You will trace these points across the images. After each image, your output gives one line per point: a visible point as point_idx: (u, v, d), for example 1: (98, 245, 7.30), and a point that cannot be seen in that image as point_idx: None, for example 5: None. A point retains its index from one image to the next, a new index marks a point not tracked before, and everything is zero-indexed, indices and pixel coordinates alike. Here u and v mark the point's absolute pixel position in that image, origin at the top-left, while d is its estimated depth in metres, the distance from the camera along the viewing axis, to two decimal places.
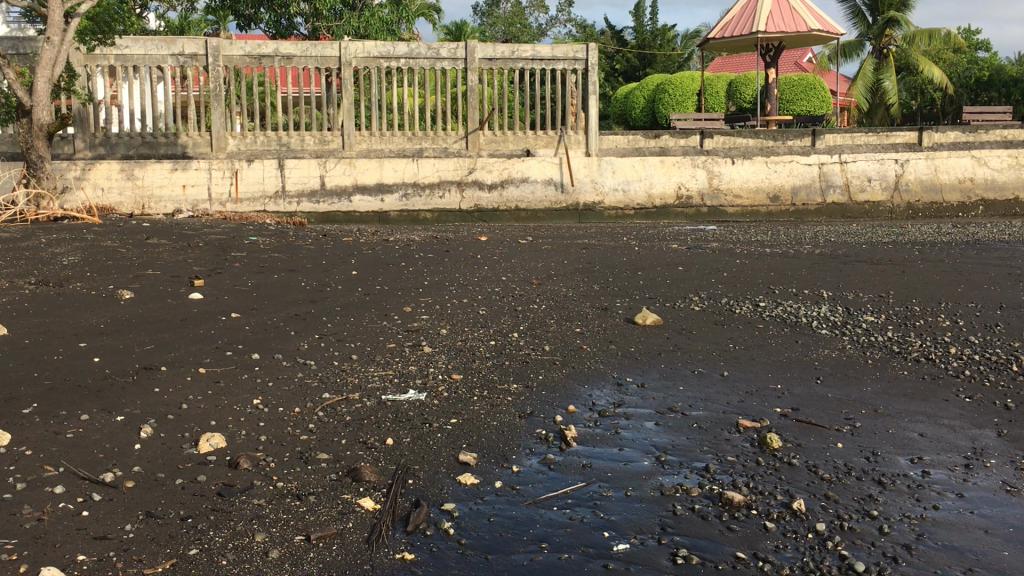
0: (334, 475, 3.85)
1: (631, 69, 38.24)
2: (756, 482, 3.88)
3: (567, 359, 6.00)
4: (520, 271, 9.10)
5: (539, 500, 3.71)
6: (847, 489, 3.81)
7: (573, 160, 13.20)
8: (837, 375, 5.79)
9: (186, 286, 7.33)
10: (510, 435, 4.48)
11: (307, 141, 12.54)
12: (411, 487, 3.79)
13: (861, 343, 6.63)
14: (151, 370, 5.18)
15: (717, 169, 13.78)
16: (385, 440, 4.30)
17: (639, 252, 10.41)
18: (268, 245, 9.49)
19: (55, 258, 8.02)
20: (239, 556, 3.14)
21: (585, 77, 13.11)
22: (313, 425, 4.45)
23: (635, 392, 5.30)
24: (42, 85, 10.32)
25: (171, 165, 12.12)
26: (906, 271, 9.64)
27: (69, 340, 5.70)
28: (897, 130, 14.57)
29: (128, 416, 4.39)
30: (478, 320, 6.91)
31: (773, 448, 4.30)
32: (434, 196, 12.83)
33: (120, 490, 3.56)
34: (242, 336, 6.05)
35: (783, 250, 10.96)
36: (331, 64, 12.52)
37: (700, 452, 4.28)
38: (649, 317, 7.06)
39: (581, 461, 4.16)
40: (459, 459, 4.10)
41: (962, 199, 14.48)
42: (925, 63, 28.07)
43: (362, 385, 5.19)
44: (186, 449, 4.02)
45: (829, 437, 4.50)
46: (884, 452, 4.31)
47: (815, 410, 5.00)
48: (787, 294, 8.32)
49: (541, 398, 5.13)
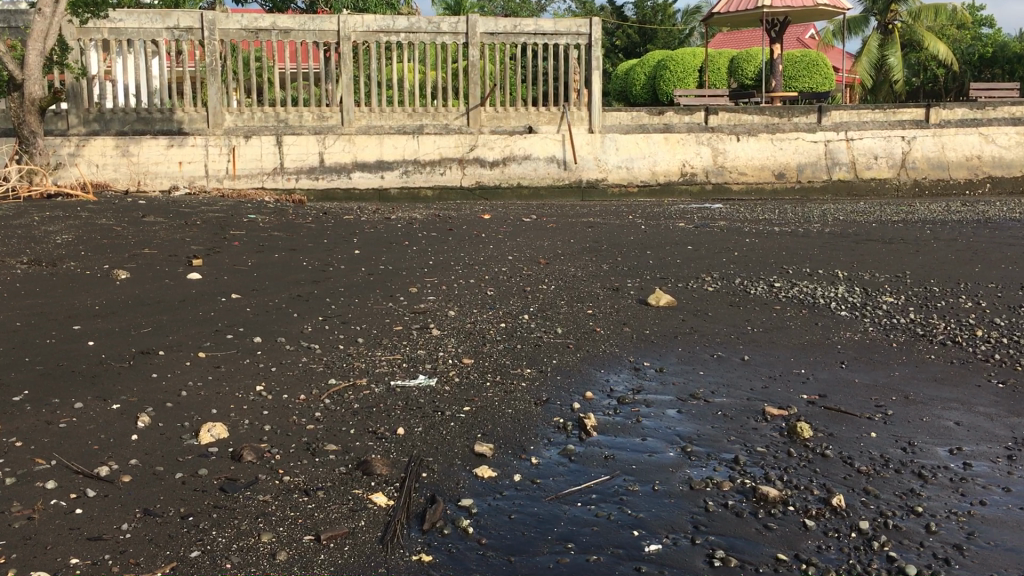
0: (342, 468, 3.63)
1: (632, 45, 37.78)
2: (790, 475, 3.67)
3: (581, 343, 5.77)
4: (525, 250, 8.85)
5: (562, 494, 3.49)
6: (887, 483, 3.61)
7: (576, 137, 12.91)
8: (862, 359, 5.57)
9: (184, 266, 7.10)
10: (526, 424, 4.26)
11: (306, 117, 12.21)
12: (425, 481, 3.57)
13: (884, 325, 6.41)
14: (148, 354, 4.95)
15: (721, 146, 13.49)
16: (397, 429, 4.08)
17: (646, 231, 10.17)
18: (267, 223, 9.23)
19: (49, 237, 7.77)
20: (244, 559, 2.92)
21: (587, 53, 12.83)
22: (320, 414, 4.22)
23: (653, 377, 5.09)
24: (33, 58, 10.02)
25: (166, 141, 11.83)
26: (919, 250, 9.39)
27: (62, 322, 5.46)
28: (904, 106, 14.23)
29: (125, 404, 4.16)
30: (487, 301, 6.69)
31: (804, 438, 4.09)
32: (436, 172, 12.53)
33: (116, 485, 3.33)
34: (242, 318, 5.82)
35: (792, 229, 10.71)
36: (329, 39, 12.21)
37: (727, 442, 4.06)
38: (662, 297, 6.82)
39: (603, 453, 3.93)
40: (475, 450, 3.88)
41: (969, 176, 14.23)
42: (931, 40, 27.55)
43: (370, 370, 4.96)
44: (186, 440, 3.79)
45: (862, 426, 4.29)
46: (920, 442, 4.10)
47: (844, 397, 4.78)
48: (801, 274, 8.07)
49: (556, 383, 4.91)
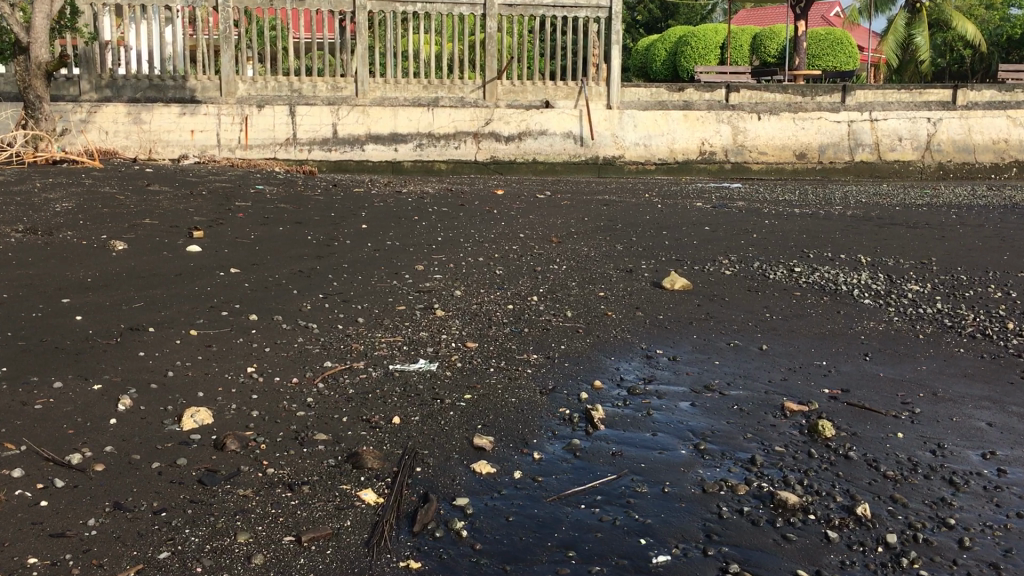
0: (331, 461, 3.40)
1: (653, 20, 37.21)
2: (811, 479, 3.41)
3: (591, 327, 5.51)
4: (537, 228, 8.57)
5: (564, 495, 3.26)
6: (915, 491, 3.34)
7: (593, 113, 12.56)
8: (887, 351, 5.29)
9: (184, 237, 6.87)
10: (530, 415, 4.01)
11: (319, 87, 11.94)
12: (419, 477, 3.35)
13: (909, 315, 6.10)
14: (137, 331, 4.73)
15: (742, 124, 13.10)
16: (392, 418, 3.85)
17: (663, 210, 9.86)
18: (274, 195, 8.99)
19: (48, 204, 7.56)
20: (217, 562, 2.71)
21: (607, 26, 12.53)
22: (312, 399, 4.00)
23: (666, 366, 4.83)
24: (40, 20, 9.78)
25: (179, 109, 11.58)
26: (945, 236, 9.03)
27: (51, 295, 5.26)
28: (932, 86, 13.76)
29: (107, 384, 3.95)
30: (495, 280, 6.44)
31: (826, 437, 3.83)
32: (449, 146, 12.22)
33: (87, 475, 3.13)
34: (240, 294, 5.59)
35: (814, 211, 10.36)
36: (345, 7, 11.93)
37: (743, 440, 3.80)
38: (677, 281, 6.55)
39: (610, 449, 3.69)
40: (474, 444, 3.64)
41: (996, 160, 13.79)
42: (960, 20, 26.57)
43: (368, 353, 4.72)
44: (167, 426, 3.58)
45: (887, 425, 4.02)
46: (950, 445, 3.83)
47: (868, 393, 4.51)
48: (822, 259, 7.75)
49: (563, 371, 4.66)
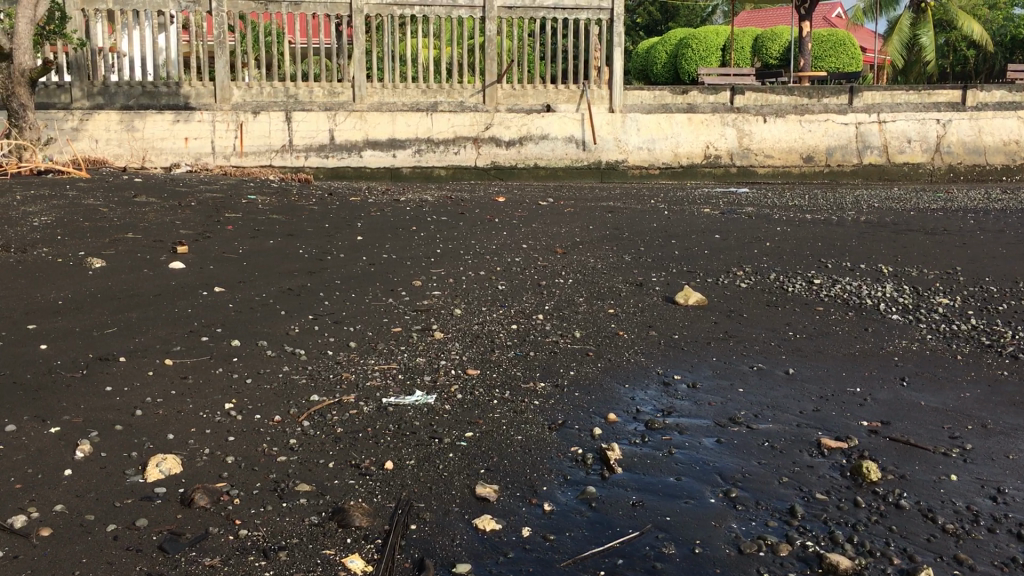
0: (315, 518, 2.99)
1: (653, 22, 36.91)
2: (861, 535, 2.99)
3: (602, 349, 5.09)
4: (541, 238, 8.16)
5: (581, 558, 2.84)
6: (982, 548, 2.93)
7: (595, 116, 12.14)
8: (925, 376, 4.86)
9: (167, 253, 6.45)
10: (538, 456, 3.58)
11: (316, 92, 11.53)
12: (414, 537, 2.94)
13: (944, 332, 5.67)
14: (106, 361, 4.32)
15: (748, 127, 12.69)
16: (385, 463, 3.43)
17: (669, 217, 9.45)
18: (267, 205, 8.57)
19: (26, 219, 7.12)
20: None
21: (610, 28, 12.12)
22: (295, 441, 3.58)
23: (686, 395, 4.41)
24: (24, 26, 9.33)
25: (172, 116, 11.14)
26: (965, 243, 8.60)
27: (17, 321, 4.84)
28: (940, 87, 13.34)
29: (65, 427, 3.53)
30: (497, 297, 6.03)
31: (872, 482, 3.40)
32: (450, 151, 11.81)
33: (31, 543, 2.73)
34: (221, 316, 5.17)
35: (825, 216, 9.96)
36: (342, 10, 11.53)
37: (779, 485, 3.38)
38: (692, 296, 6.12)
39: (630, 498, 3.26)
40: (476, 494, 3.23)
41: (1007, 162, 13.37)
42: (965, 19, 26.06)
43: (360, 383, 4.30)
44: (129, 478, 3.17)
45: (938, 466, 3.60)
46: (1010, 489, 3.40)
47: (911, 425, 4.08)
48: (841, 269, 7.33)
49: (573, 402, 4.23)
